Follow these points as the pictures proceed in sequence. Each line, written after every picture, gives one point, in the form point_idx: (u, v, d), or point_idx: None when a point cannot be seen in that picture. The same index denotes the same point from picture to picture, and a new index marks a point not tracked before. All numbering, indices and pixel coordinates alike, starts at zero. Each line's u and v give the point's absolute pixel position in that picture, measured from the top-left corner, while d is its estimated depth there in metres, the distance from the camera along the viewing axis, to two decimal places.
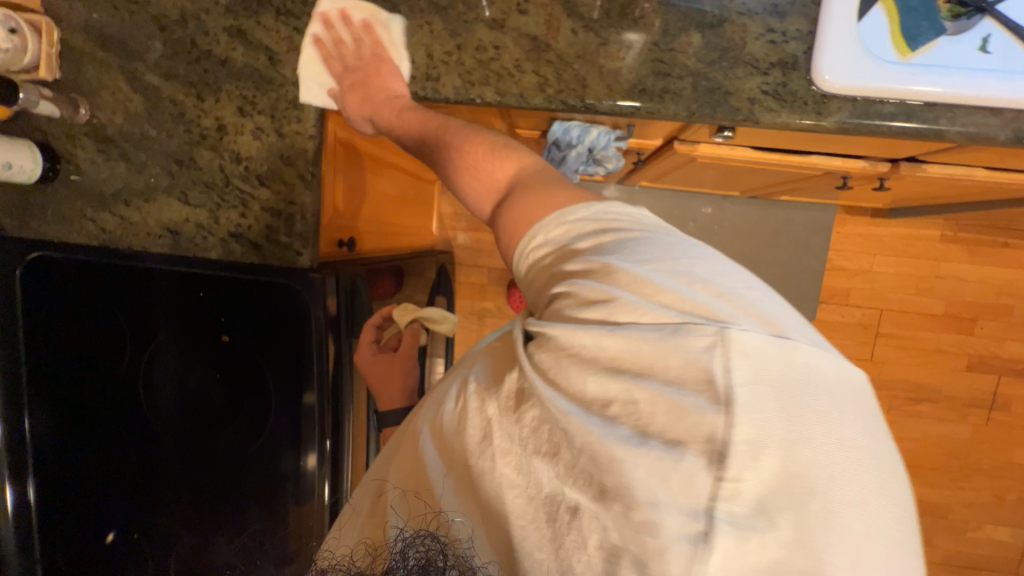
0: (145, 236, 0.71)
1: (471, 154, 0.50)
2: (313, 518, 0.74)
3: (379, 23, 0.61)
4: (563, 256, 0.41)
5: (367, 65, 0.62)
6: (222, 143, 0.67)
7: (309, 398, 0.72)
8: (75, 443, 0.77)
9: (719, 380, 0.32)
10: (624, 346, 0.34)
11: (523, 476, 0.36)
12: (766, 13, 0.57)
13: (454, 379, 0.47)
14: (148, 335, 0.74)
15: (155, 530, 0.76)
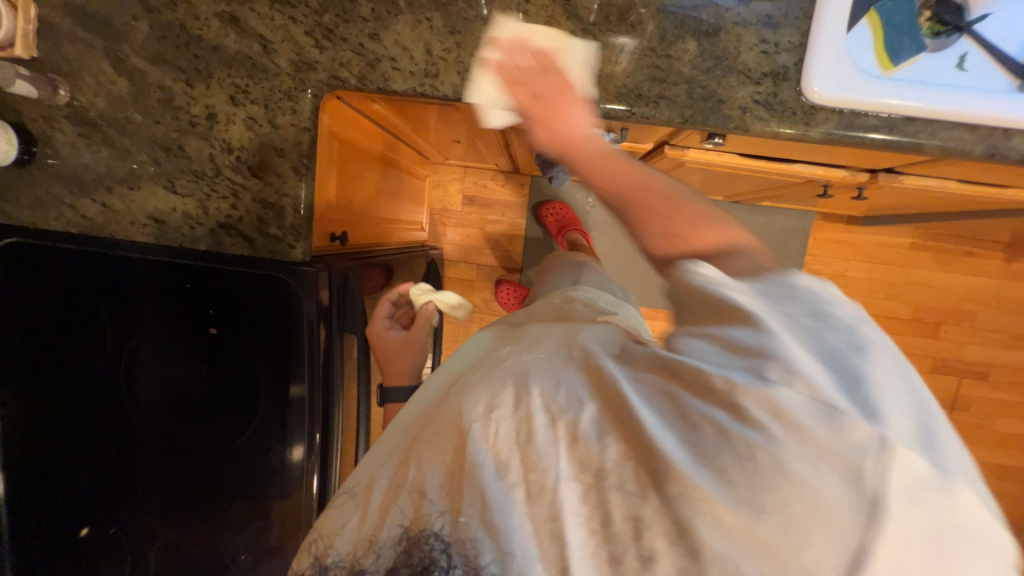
0: (130, 225, 0.69)
1: (671, 217, 0.48)
2: (300, 511, 0.74)
3: (566, 48, 0.59)
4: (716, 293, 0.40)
5: (553, 91, 0.54)
6: (212, 132, 0.65)
7: (298, 390, 0.72)
8: (48, 438, 0.74)
9: (868, 480, 0.30)
10: (771, 410, 0.32)
11: (590, 507, 0.38)
12: (760, 25, 0.59)
13: (501, 375, 0.45)
14: (129, 328, 0.72)
15: (135, 527, 0.75)
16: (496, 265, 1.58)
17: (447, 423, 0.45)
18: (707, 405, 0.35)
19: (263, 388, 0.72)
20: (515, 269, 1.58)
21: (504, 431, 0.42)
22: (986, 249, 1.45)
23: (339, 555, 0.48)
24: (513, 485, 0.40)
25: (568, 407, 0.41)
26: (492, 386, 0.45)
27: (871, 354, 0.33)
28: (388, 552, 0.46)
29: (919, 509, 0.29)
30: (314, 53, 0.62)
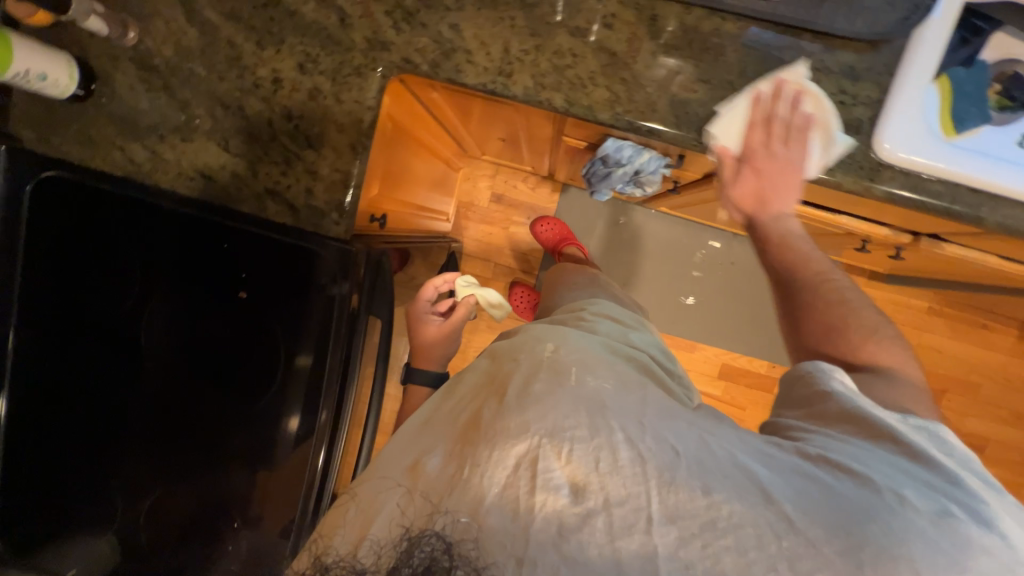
0: (176, 177, 0.68)
1: (854, 321, 0.56)
2: (290, 484, 0.73)
3: (828, 132, 0.57)
4: (855, 405, 0.48)
5: (774, 159, 0.59)
6: (275, 97, 0.65)
7: (303, 360, 0.71)
8: (54, 375, 0.73)
9: None
10: (953, 528, 0.39)
11: (688, 553, 0.39)
12: (841, 73, 0.58)
13: (563, 394, 0.48)
14: (151, 277, 0.71)
15: (128, 477, 0.74)
16: (513, 267, 1.57)
17: (495, 432, 0.45)
18: (896, 512, 0.39)
19: (281, 359, 0.72)
20: (532, 275, 1.57)
21: (579, 456, 0.43)
22: (1000, 324, 1.46)
23: (336, 557, 0.43)
24: (592, 512, 0.41)
25: (657, 450, 0.43)
26: (557, 409, 0.46)
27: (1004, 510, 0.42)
28: (390, 554, 0.42)
29: None
30: (389, 35, 0.62)
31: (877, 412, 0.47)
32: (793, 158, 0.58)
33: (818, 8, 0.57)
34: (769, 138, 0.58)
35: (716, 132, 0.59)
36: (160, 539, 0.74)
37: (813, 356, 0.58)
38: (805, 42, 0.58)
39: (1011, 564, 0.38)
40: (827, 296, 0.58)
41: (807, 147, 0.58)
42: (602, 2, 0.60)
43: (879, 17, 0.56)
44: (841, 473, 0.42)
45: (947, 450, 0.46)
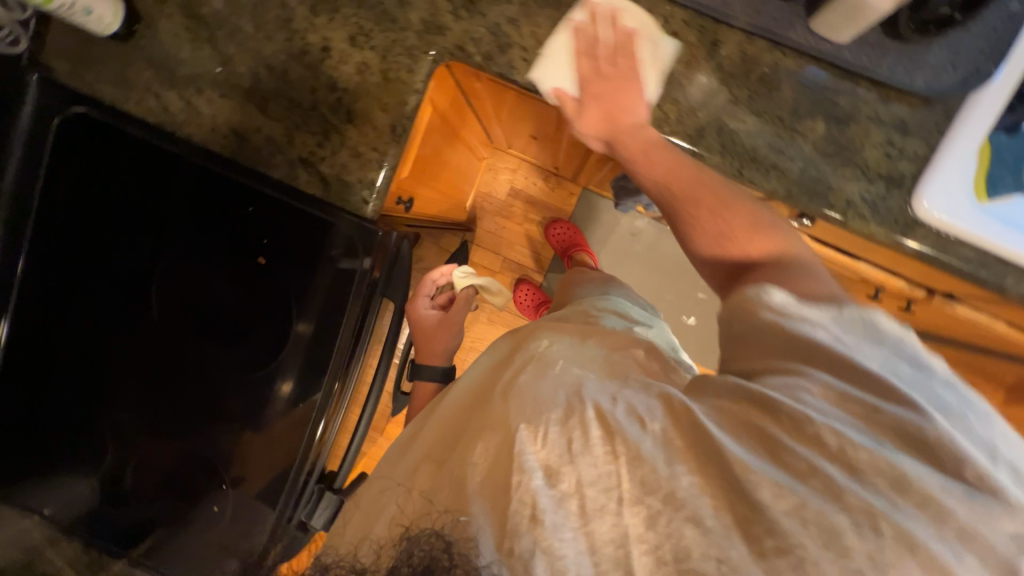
0: (210, 133, 0.67)
1: (732, 223, 0.55)
2: (279, 447, 0.73)
3: (649, 38, 0.58)
4: (790, 327, 0.44)
5: (617, 76, 0.57)
6: (322, 65, 0.64)
7: (303, 326, 0.71)
8: (56, 315, 0.73)
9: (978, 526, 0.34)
10: (892, 456, 0.37)
11: (656, 534, 0.38)
12: (891, 125, 0.58)
13: (552, 386, 0.48)
14: (164, 231, 0.70)
15: (118, 425, 0.74)
16: (522, 264, 1.57)
17: (488, 430, 0.47)
18: (836, 458, 0.37)
19: (284, 327, 0.72)
20: (539, 274, 1.57)
21: (553, 438, 0.42)
22: (990, 386, 1.48)
23: (336, 556, 0.49)
24: (566, 496, 0.40)
25: (626, 422, 0.42)
26: (540, 400, 0.46)
27: (936, 398, 0.40)
28: (389, 552, 0.45)
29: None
30: (447, 20, 0.61)
31: (811, 334, 0.43)
32: (626, 73, 0.57)
33: (881, 56, 0.56)
34: (599, 62, 0.58)
35: (540, 77, 0.59)
36: (146, 488, 0.75)
37: (721, 273, 0.57)
38: (862, 89, 0.58)
39: (955, 472, 0.36)
40: (697, 201, 0.56)
41: (637, 56, 0.58)
42: (665, 18, 0.59)
43: (940, 74, 0.56)
44: (777, 419, 0.40)
45: (880, 344, 0.43)
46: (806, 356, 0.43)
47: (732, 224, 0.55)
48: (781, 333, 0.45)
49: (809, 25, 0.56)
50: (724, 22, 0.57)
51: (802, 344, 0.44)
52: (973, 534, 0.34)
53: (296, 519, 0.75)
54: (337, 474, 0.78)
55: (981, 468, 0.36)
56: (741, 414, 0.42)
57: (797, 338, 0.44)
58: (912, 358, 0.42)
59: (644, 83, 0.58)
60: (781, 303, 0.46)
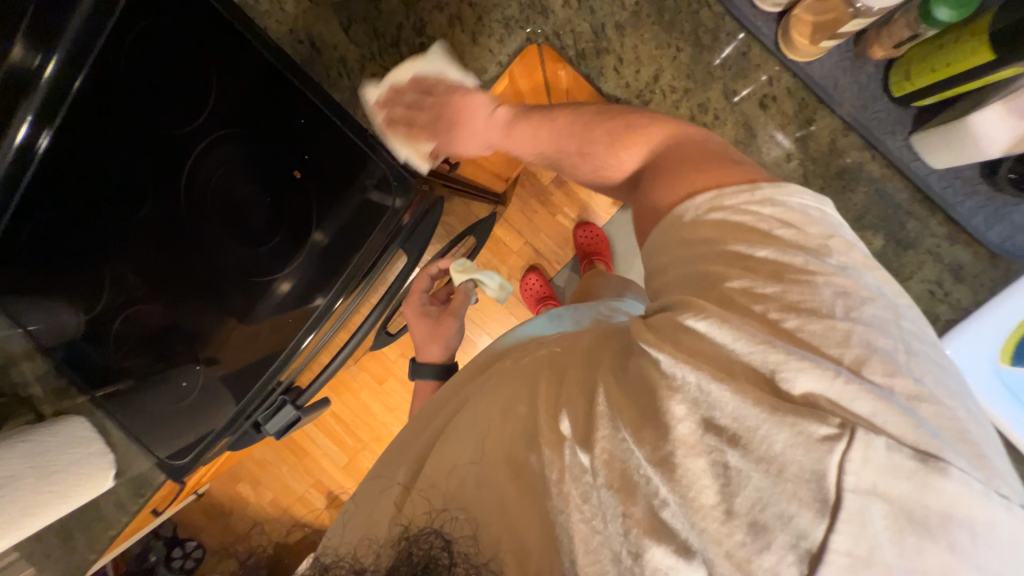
0: (287, 34, 0.66)
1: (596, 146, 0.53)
2: (257, 341, 0.77)
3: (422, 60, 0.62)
4: (693, 252, 0.40)
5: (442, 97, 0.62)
6: (416, 6, 0.63)
7: (319, 237, 0.74)
8: (83, 160, 0.68)
9: (833, 481, 0.29)
10: (740, 388, 0.33)
11: (591, 506, 0.36)
12: (948, 267, 0.56)
13: (522, 377, 0.49)
14: (221, 115, 0.73)
15: (118, 281, 0.75)
16: (541, 253, 1.56)
17: (469, 422, 0.48)
18: (703, 384, 0.34)
19: (303, 236, 0.75)
20: (553, 267, 1.57)
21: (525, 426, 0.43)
22: None
23: (336, 557, 0.45)
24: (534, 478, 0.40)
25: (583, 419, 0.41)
26: (512, 391, 0.47)
27: (800, 303, 0.35)
28: (389, 553, 0.42)
29: (889, 488, 0.29)
30: (554, 2, 0.59)
31: (717, 249, 0.39)
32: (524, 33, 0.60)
33: (967, 197, 0.53)
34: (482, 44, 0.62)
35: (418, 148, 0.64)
36: (128, 339, 0.76)
37: (624, 189, 0.53)
38: (935, 221, 0.55)
39: (817, 419, 0.31)
40: (586, 139, 0.54)
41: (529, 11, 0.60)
42: (770, 78, 0.56)
43: (1017, 235, 0.53)
44: (659, 372, 0.36)
45: (769, 243, 0.38)
46: (702, 284, 0.39)
47: (668, 156, 0.47)
48: (687, 251, 0.41)
49: (910, 138, 0.53)
50: (827, 104, 0.54)
51: (695, 276, 0.39)
52: (807, 458, 0.30)
53: (252, 419, 0.77)
54: (304, 392, 0.78)
55: (818, 388, 0.32)
56: (629, 367, 0.39)
57: (696, 268, 0.40)
58: (801, 258, 0.37)
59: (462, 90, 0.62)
60: (692, 216, 0.42)
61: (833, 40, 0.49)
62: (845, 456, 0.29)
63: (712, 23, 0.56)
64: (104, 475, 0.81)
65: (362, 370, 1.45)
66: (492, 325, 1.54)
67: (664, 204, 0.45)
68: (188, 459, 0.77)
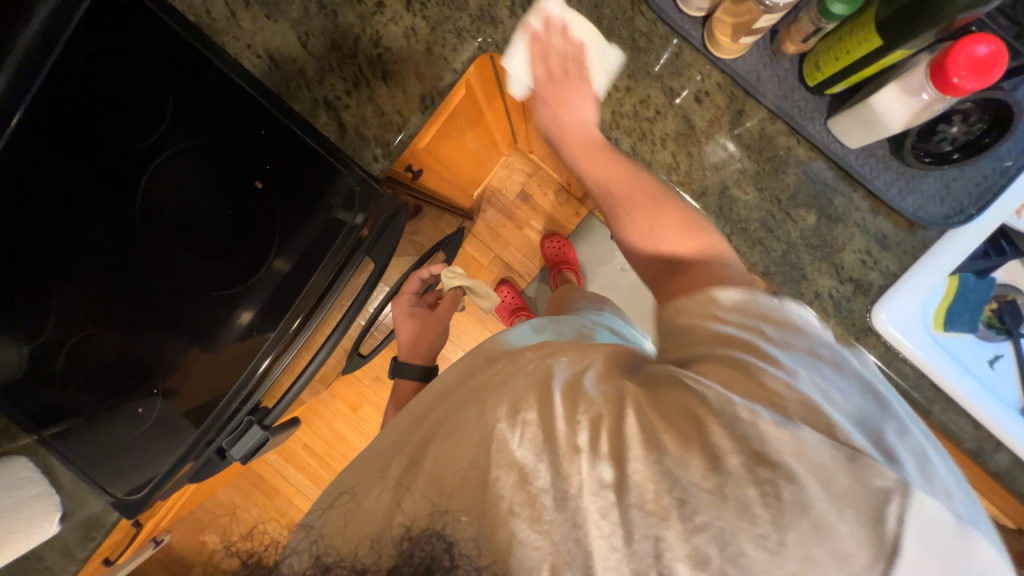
0: (244, 48, 0.68)
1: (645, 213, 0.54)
2: (220, 370, 0.73)
3: (594, 49, 0.60)
4: (729, 328, 0.44)
5: (563, 78, 0.59)
6: (372, 19, 0.66)
7: (279, 264, 0.72)
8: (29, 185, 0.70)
9: (890, 527, 0.33)
10: (803, 434, 0.36)
11: (609, 523, 0.39)
12: (874, 237, 0.62)
13: (525, 384, 0.49)
14: (178, 133, 0.71)
15: (64, 306, 0.72)
16: (511, 266, 1.59)
17: (467, 424, 0.48)
18: (768, 432, 0.37)
19: (266, 255, 0.73)
20: (524, 280, 1.60)
21: (528, 438, 0.44)
22: None
23: (336, 557, 0.44)
24: (541, 491, 0.41)
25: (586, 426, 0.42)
26: (517, 394, 0.48)
27: (834, 381, 0.40)
28: (390, 553, 0.42)
29: (933, 541, 0.33)
30: (503, 15, 0.64)
31: (757, 336, 0.42)
32: (579, 80, 0.59)
33: (882, 171, 0.59)
34: (550, 69, 0.60)
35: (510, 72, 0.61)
36: (76, 375, 0.74)
37: (653, 268, 0.55)
38: (857, 196, 0.61)
39: (875, 471, 0.34)
40: (638, 204, 0.55)
41: (586, 64, 0.60)
42: (702, 75, 0.62)
43: (927, 204, 0.59)
44: (707, 406, 0.39)
45: (799, 342, 0.42)
46: (739, 347, 0.42)
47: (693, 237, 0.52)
48: (723, 331, 0.44)
49: (828, 123, 0.59)
50: (754, 95, 0.60)
51: (727, 334, 0.43)
52: (860, 496, 0.34)
53: (216, 444, 0.73)
54: (271, 411, 0.75)
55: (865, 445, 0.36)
56: (672, 400, 0.41)
57: (732, 344, 0.43)
58: (828, 352, 0.42)
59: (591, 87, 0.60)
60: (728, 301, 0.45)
61: (750, 36, 0.55)
62: (902, 507, 0.33)
63: (646, 29, 0.62)
64: (49, 518, 0.75)
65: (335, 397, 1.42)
66: (466, 341, 1.54)
67: (697, 285, 0.48)
68: (143, 494, 0.74)
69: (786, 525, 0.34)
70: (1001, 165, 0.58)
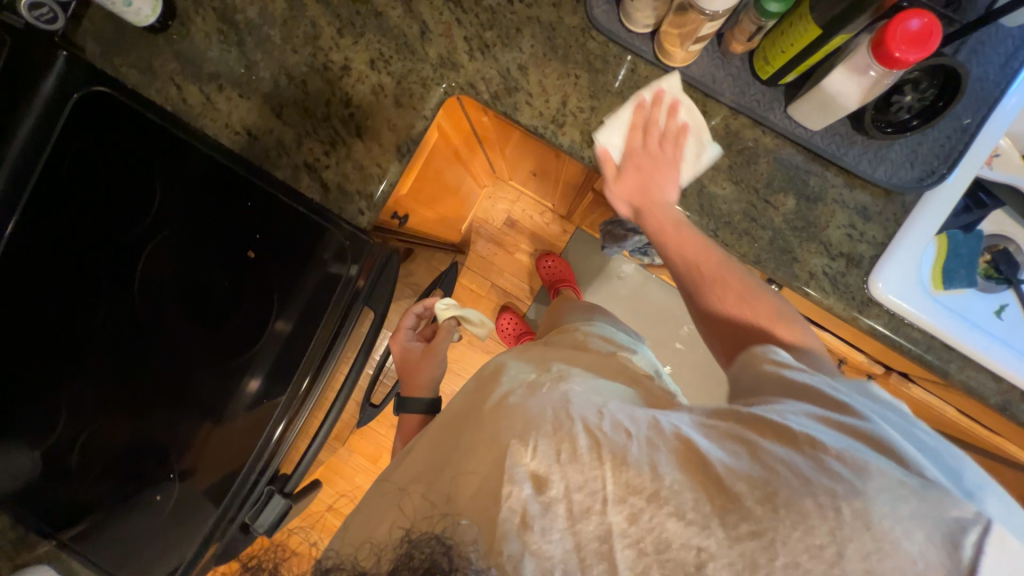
0: (223, 128, 0.71)
1: (725, 295, 0.57)
2: (232, 440, 0.73)
3: (697, 138, 0.62)
4: (791, 376, 0.47)
5: (659, 157, 0.62)
6: (340, 82, 0.69)
7: (281, 325, 0.72)
8: (34, 286, 0.73)
9: (969, 558, 0.33)
10: (869, 461, 0.37)
11: (639, 528, 0.39)
12: (854, 211, 0.63)
13: (540, 403, 0.49)
14: (168, 215, 0.73)
15: (74, 401, 0.73)
16: (509, 292, 1.60)
17: (482, 443, 0.48)
18: (842, 460, 0.38)
19: (265, 317, 0.73)
20: (524, 303, 1.60)
21: (541, 450, 0.44)
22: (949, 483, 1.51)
23: (336, 559, 0.48)
24: (553, 500, 0.42)
25: (613, 433, 0.44)
26: (529, 416, 0.48)
27: (898, 427, 0.42)
28: (390, 557, 0.44)
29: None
30: (462, 59, 0.67)
31: (811, 382, 0.46)
32: (669, 159, 0.61)
33: (848, 147, 0.61)
34: (646, 140, 0.62)
35: (603, 133, 0.62)
36: (88, 470, 0.73)
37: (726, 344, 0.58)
38: (831, 173, 0.63)
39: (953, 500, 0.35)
40: (717, 291, 0.58)
41: (683, 152, 0.62)
42: None
43: (898, 170, 0.61)
44: (768, 433, 0.42)
45: (850, 392, 0.45)
46: (794, 390, 0.46)
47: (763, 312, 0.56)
48: (787, 382, 0.47)
49: (788, 111, 0.61)
50: (712, 96, 0.62)
51: (771, 376, 0.48)
52: (936, 522, 0.34)
53: (239, 520, 0.71)
54: (290, 477, 0.74)
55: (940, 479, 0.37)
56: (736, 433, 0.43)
57: (793, 391, 0.46)
58: (883, 404, 0.45)
59: (681, 172, 0.62)
60: (785, 360, 0.49)
61: (697, 43, 0.59)
62: (985, 541, 0.33)
63: (600, 51, 0.65)
64: None
65: (353, 452, 1.40)
66: None
67: (770, 361, 0.50)
68: None
69: (845, 537, 0.35)
70: (960, 123, 0.60)
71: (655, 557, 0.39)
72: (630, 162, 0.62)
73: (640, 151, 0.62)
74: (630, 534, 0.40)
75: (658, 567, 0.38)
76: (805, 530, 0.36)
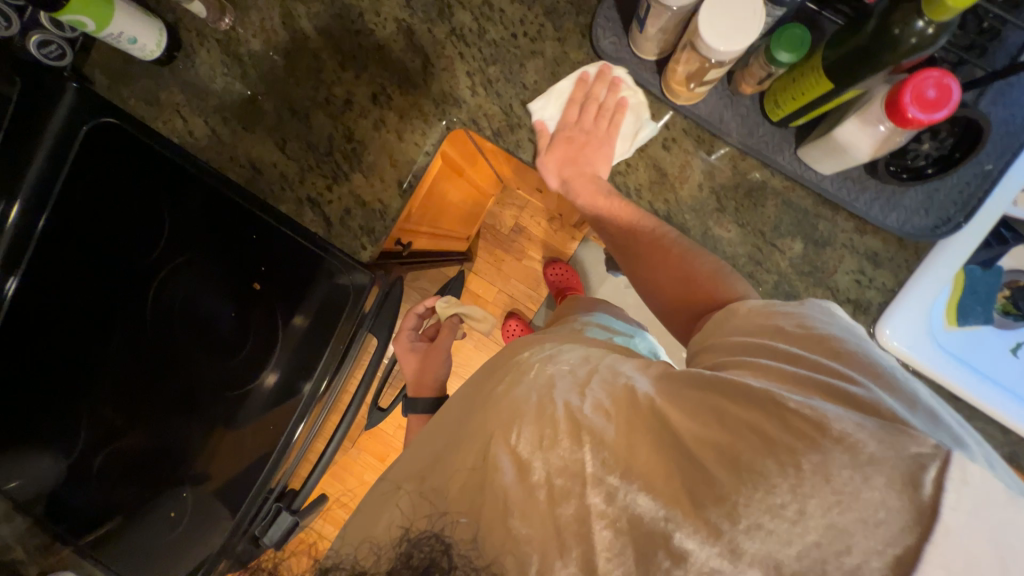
0: (227, 160, 0.71)
1: (658, 254, 0.56)
2: (242, 442, 0.75)
3: (636, 117, 0.62)
4: (754, 330, 0.44)
5: (593, 134, 0.62)
6: (342, 117, 0.69)
7: (299, 319, 0.76)
8: (59, 313, 0.75)
9: (927, 493, 0.30)
10: (822, 411, 0.34)
11: (615, 508, 0.39)
12: (864, 256, 0.61)
13: (527, 390, 0.48)
14: (188, 240, 0.79)
15: (104, 412, 0.78)
16: (516, 298, 1.60)
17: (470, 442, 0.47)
18: (795, 414, 0.35)
19: (277, 333, 0.77)
20: (530, 309, 1.60)
21: (525, 437, 0.44)
22: None
23: (336, 558, 0.47)
24: (536, 486, 0.42)
25: (594, 417, 0.43)
26: (514, 405, 0.47)
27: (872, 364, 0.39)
28: (389, 555, 0.44)
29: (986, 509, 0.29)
30: (464, 93, 0.66)
31: (773, 333, 0.43)
32: (601, 135, 0.62)
33: (860, 192, 0.59)
34: (583, 115, 0.62)
35: (540, 104, 0.63)
36: (111, 472, 0.77)
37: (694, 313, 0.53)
38: (841, 219, 0.61)
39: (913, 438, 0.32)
40: (652, 264, 0.57)
41: (618, 129, 0.62)
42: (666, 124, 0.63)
43: (911, 217, 0.59)
44: (728, 400, 0.39)
45: (822, 330, 0.42)
46: (758, 346, 0.43)
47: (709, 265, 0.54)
48: (745, 338, 0.44)
49: (797, 152, 0.59)
50: (720, 135, 0.60)
51: (735, 331, 0.46)
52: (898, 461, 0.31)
53: (249, 533, 0.70)
54: (298, 494, 0.71)
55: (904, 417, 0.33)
56: (698, 401, 0.41)
57: (757, 345, 0.43)
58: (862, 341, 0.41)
59: (614, 147, 0.62)
60: (753, 308, 0.46)
61: (703, 85, 0.57)
62: (942, 474, 0.30)
63: None
64: None
65: (363, 451, 1.44)
66: None
67: (739, 317, 0.47)
68: None
69: (806, 494, 0.33)
70: (982, 169, 0.58)
71: (631, 536, 0.38)
72: (564, 132, 0.62)
73: (580, 127, 0.62)
74: (608, 515, 0.39)
75: (633, 546, 0.38)
76: (766, 490, 0.34)
